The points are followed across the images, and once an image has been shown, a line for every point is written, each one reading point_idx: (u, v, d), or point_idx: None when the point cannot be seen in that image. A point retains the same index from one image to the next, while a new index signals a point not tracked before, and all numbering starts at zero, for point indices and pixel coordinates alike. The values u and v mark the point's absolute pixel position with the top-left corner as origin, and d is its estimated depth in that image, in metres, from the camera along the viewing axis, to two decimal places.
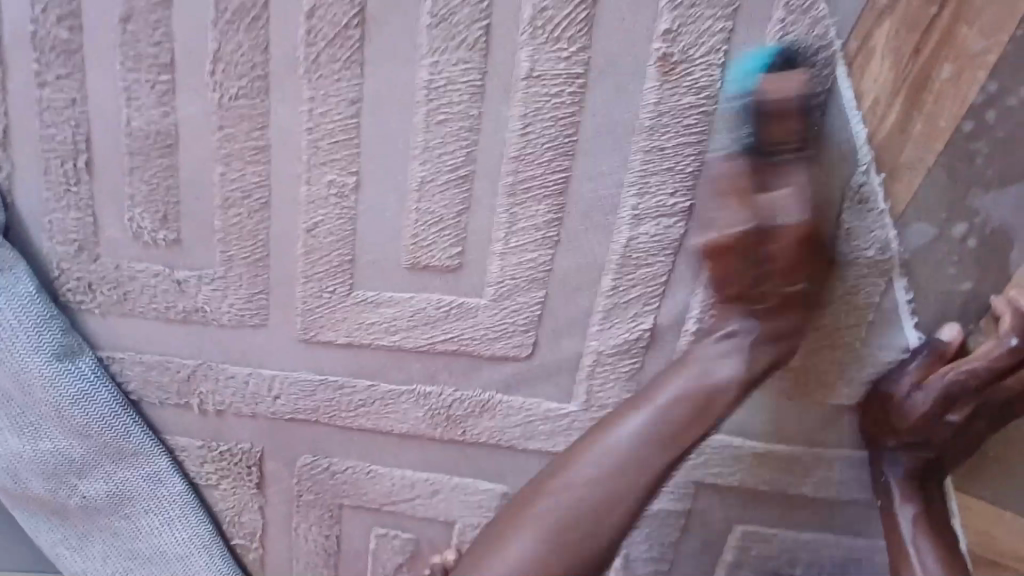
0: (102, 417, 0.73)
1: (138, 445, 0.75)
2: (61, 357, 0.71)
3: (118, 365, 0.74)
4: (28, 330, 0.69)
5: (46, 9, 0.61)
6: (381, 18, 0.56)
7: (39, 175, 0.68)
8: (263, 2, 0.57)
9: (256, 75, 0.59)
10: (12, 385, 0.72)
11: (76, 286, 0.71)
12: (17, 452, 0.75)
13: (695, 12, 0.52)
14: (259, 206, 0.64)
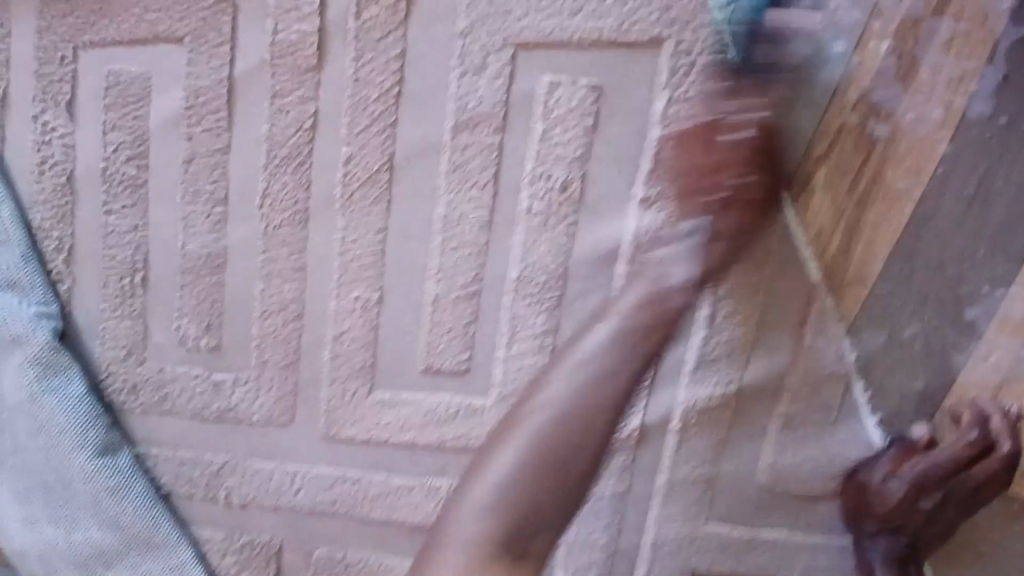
0: (134, 510, 0.80)
1: (165, 537, 0.80)
2: (102, 453, 0.78)
3: (152, 460, 0.81)
4: (75, 427, 0.77)
5: (120, 152, 0.73)
6: (405, 165, 0.68)
7: (97, 289, 0.77)
8: (308, 151, 0.69)
9: (299, 208, 0.70)
10: (56, 479, 0.79)
11: (121, 386, 0.79)
12: (54, 542, 0.82)
13: (662, 165, 0.63)
14: (293, 316, 0.73)
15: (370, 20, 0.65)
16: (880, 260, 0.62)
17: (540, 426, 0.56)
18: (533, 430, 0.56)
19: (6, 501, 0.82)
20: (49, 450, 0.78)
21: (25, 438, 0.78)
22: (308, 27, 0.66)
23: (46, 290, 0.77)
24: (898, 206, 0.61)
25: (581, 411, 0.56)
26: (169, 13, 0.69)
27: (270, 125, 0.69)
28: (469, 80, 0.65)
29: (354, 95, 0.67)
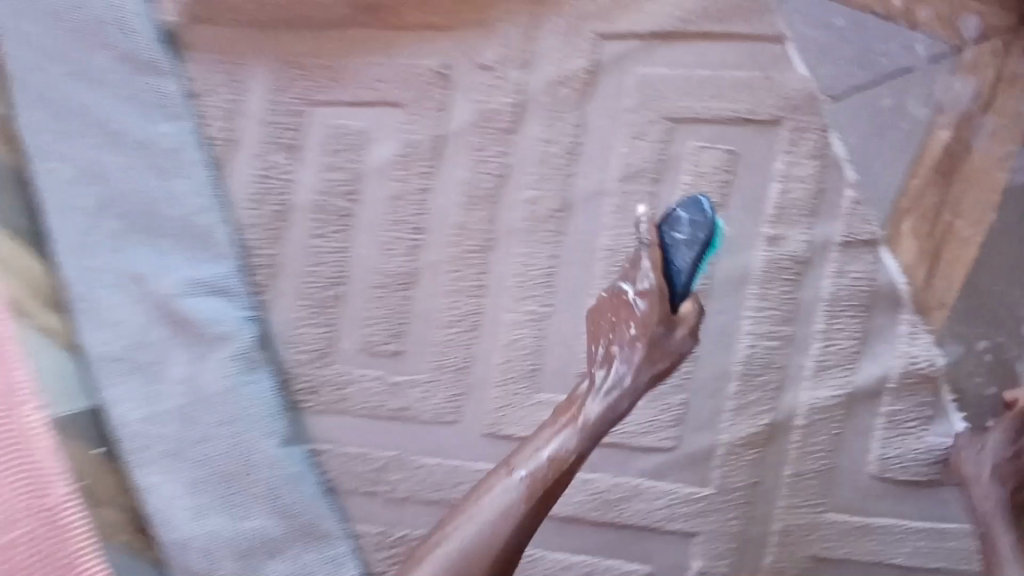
0: (307, 499, 0.91)
1: (330, 527, 0.91)
2: (288, 443, 0.90)
3: (323, 455, 0.93)
4: (270, 418, 0.90)
5: (337, 189, 0.90)
6: (578, 204, 0.85)
7: (294, 301, 0.91)
8: (499, 193, 0.87)
9: (486, 238, 0.87)
10: (240, 467, 0.90)
11: (305, 387, 0.92)
12: (221, 531, 0.90)
13: (786, 210, 0.82)
14: (472, 327, 0.88)
15: (561, 97, 0.85)
16: (954, 289, 0.80)
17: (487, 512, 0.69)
18: (537, 474, 0.70)
19: (177, 492, 0.89)
20: (237, 438, 0.90)
21: (215, 427, 0.90)
22: (510, 99, 0.86)
23: (251, 299, 0.92)
24: (965, 248, 0.80)
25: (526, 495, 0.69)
26: (394, 83, 0.87)
27: (470, 171, 0.87)
28: (634, 143, 0.84)
29: (541, 151, 0.86)
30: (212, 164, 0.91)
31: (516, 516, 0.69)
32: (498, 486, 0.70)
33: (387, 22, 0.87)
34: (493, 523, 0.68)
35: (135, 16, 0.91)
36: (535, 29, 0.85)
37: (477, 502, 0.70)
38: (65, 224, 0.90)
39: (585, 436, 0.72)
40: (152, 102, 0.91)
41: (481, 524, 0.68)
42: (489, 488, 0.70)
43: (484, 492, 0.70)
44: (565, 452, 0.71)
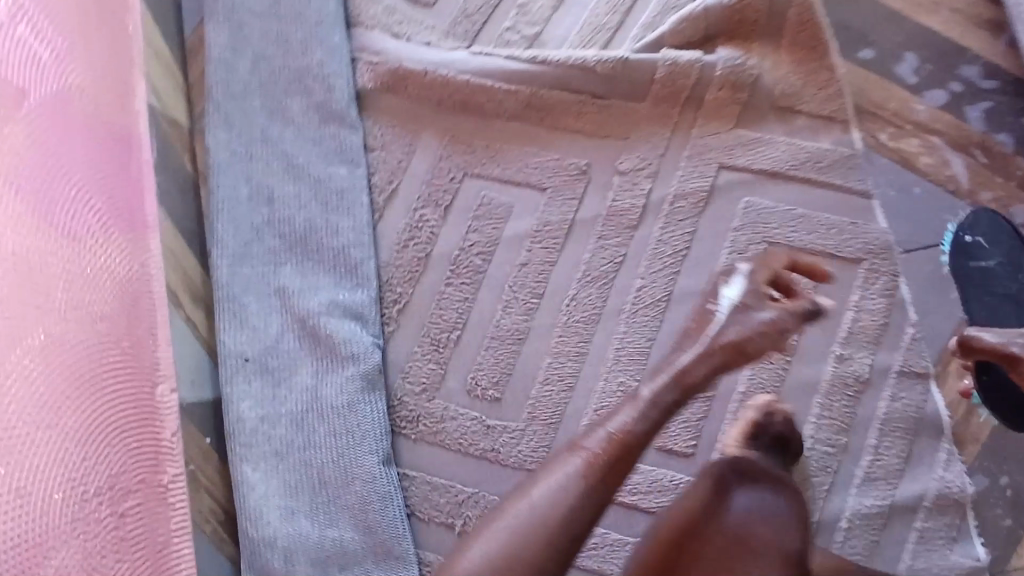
0: (390, 520, 0.93)
1: (404, 552, 0.93)
2: (385, 462, 0.96)
3: (409, 481, 0.98)
4: (375, 435, 0.96)
5: (473, 247, 1.04)
6: (679, 299, 0.99)
7: (415, 337, 1.02)
8: (613, 276, 1.01)
9: (595, 310, 1.00)
10: (337, 476, 0.94)
11: (408, 415, 0.99)
12: (304, 535, 0.92)
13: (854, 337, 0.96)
14: (567, 387, 0.98)
15: (679, 209, 1.02)
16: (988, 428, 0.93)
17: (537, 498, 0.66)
18: (600, 453, 0.66)
19: (275, 492, 0.94)
20: (343, 451, 0.95)
21: (324, 437, 0.95)
22: (637, 202, 1.02)
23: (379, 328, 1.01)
24: None
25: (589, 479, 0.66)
26: (542, 172, 1.05)
27: (591, 255, 1.02)
28: (734, 256, 1.00)
29: (655, 249, 1.01)
30: (371, 207, 1.06)
31: (569, 500, 0.65)
32: (568, 466, 0.67)
33: (542, 123, 1.06)
34: (549, 505, 0.65)
35: (336, 75, 1.08)
36: (665, 151, 1.04)
37: (526, 494, 0.67)
38: (236, 233, 1.04)
39: (650, 413, 0.67)
40: (332, 147, 1.07)
41: (534, 509, 0.65)
42: (544, 478, 0.67)
43: (526, 484, 0.68)
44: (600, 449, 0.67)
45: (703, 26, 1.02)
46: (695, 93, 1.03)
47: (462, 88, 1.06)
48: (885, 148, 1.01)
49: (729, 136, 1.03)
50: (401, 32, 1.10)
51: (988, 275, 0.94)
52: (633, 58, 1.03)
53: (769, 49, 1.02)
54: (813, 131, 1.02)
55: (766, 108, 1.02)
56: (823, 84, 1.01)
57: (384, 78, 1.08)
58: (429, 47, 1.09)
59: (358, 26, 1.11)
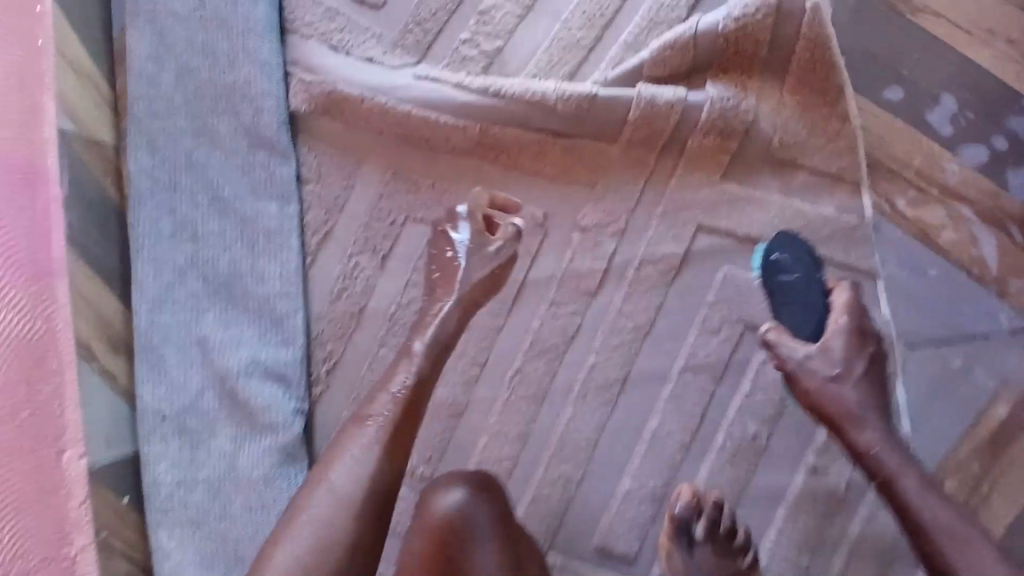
0: None
1: None
2: None
3: None
4: None
5: (410, 304, 0.93)
6: (635, 383, 0.87)
7: (345, 400, 0.94)
8: (564, 350, 0.89)
9: (540, 387, 0.89)
10: (252, 554, 0.90)
11: None
12: None
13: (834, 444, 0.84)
14: (505, 471, 0.89)
15: (645, 276, 0.87)
16: None
17: (333, 482, 0.73)
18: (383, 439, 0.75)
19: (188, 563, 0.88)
20: (259, 524, 0.90)
21: (239, 509, 0.90)
22: (597, 265, 0.88)
23: (305, 391, 0.93)
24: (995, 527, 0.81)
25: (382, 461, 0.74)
26: None
27: (540, 323, 0.89)
28: (704, 338, 0.86)
29: (614, 323, 0.88)
30: (303, 251, 0.95)
31: (368, 477, 0.73)
32: (355, 441, 0.75)
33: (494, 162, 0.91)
34: (356, 479, 0.73)
35: (265, 96, 0.94)
36: (636, 205, 0.88)
37: (325, 476, 0.73)
38: (157, 275, 0.95)
39: (422, 366, 0.79)
40: (261, 178, 0.95)
41: (339, 489, 0.72)
42: (331, 465, 0.74)
43: (325, 466, 0.74)
44: (428, 317, 0.82)
45: (690, 56, 0.83)
46: (673, 139, 0.86)
47: (406, 119, 0.92)
48: (905, 218, 0.83)
49: (712, 192, 0.86)
50: (342, 43, 0.94)
51: (795, 293, 0.78)
52: (603, 94, 0.86)
53: (771, 89, 0.84)
54: (816, 191, 0.84)
55: (761, 159, 0.85)
56: (833, 134, 0.83)
57: (318, 101, 0.94)
58: (371, 65, 0.94)
59: (294, 34, 0.96)
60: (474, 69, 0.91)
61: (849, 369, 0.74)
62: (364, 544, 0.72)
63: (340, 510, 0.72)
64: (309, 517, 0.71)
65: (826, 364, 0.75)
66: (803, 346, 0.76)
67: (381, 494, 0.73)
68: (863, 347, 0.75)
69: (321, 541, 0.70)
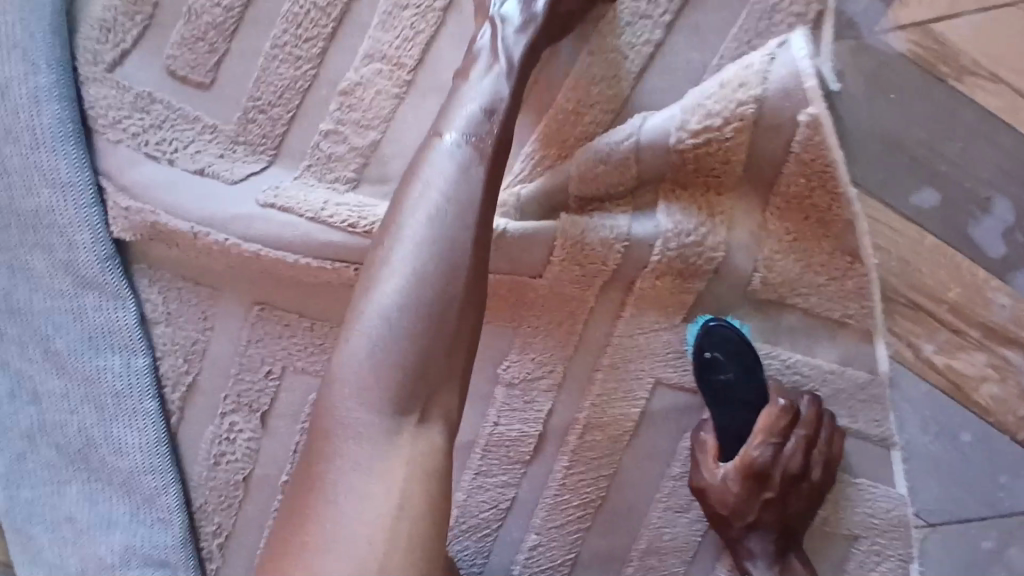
0: None
1: None
2: None
3: None
4: None
5: None
6: (587, 564, 0.71)
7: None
8: (497, 525, 0.72)
9: (473, 568, 0.73)
10: None
11: None
12: None
13: None
14: None
15: (592, 444, 0.68)
16: None
17: (371, 328, 0.47)
18: (429, 268, 0.47)
19: None
20: None
21: None
22: (530, 429, 0.69)
23: (195, 575, 0.76)
24: None
25: (450, 261, 0.47)
26: None
27: (466, 496, 0.71)
28: (670, 515, 0.68)
29: (556, 496, 0.70)
30: (164, 413, 0.75)
31: (465, 249, 0.48)
32: (396, 258, 0.48)
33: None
34: (418, 277, 0.47)
35: (77, 226, 0.71)
36: (574, 357, 0.67)
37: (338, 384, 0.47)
38: (2, 449, 0.77)
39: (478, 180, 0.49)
40: (97, 326, 0.74)
41: (407, 267, 0.47)
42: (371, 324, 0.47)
43: (334, 372, 0.47)
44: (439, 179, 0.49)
45: (634, 169, 0.61)
46: (612, 276, 0.64)
47: (256, 259, 0.70)
48: (929, 368, 0.63)
49: (672, 337, 0.65)
50: (164, 146, 0.70)
51: (729, 394, 0.63)
52: (513, 226, 0.63)
53: (734, 206, 0.62)
54: (807, 335, 0.64)
55: (732, 296, 0.64)
56: (823, 265, 0.62)
57: (144, 230, 0.71)
58: (202, 179, 0.70)
59: (99, 136, 0.71)
60: (346, 173, 0.69)
61: (745, 512, 0.62)
62: (429, 418, 0.47)
63: (393, 361, 0.46)
64: (344, 379, 0.46)
65: (722, 498, 0.63)
66: (704, 469, 0.64)
67: (470, 288, 0.48)
68: (760, 492, 0.62)
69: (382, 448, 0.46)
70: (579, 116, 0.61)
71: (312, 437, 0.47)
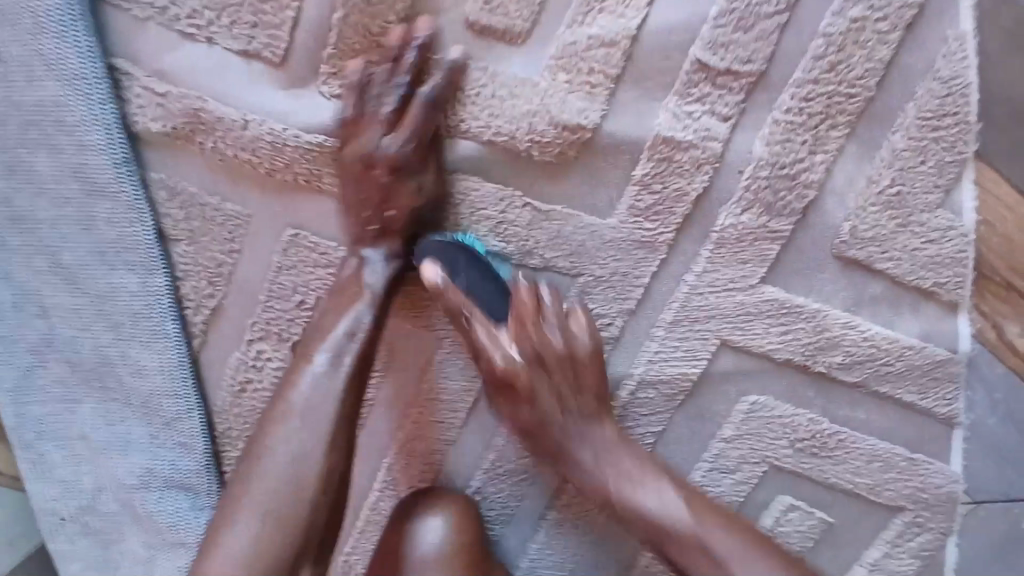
0: None
1: None
2: None
3: None
4: None
5: None
6: (623, 515, 0.70)
7: None
8: (535, 470, 0.70)
9: (507, 509, 0.72)
10: None
11: None
12: None
13: None
14: None
15: (644, 400, 0.66)
16: None
17: (353, 314, 0.61)
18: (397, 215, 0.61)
19: None
20: None
21: None
22: (580, 381, 0.66)
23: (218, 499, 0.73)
24: None
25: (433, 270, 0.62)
26: (441, 315, 0.67)
27: (506, 441, 0.70)
28: (716, 475, 0.67)
29: (599, 448, 0.68)
30: (184, 334, 0.70)
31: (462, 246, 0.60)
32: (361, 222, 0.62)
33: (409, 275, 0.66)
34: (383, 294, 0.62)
35: (90, 125, 0.64)
36: (636, 311, 0.64)
37: (315, 342, 0.61)
38: (8, 361, 0.71)
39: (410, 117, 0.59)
40: (111, 239, 0.67)
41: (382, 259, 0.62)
42: (318, 337, 0.61)
43: (309, 344, 0.61)
44: (361, 288, 0.62)
45: (741, 79, 0.58)
46: (691, 214, 0.61)
47: (308, 160, 0.64)
48: (1011, 351, 0.60)
49: (744, 297, 0.62)
50: (199, 19, 0.63)
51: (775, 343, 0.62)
52: (593, 144, 0.61)
53: (829, 157, 0.59)
54: (891, 304, 0.61)
55: (818, 253, 0.60)
56: (920, 230, 0.58)
57: (181, 122, 0.65)
58: (247, 62, 0.63)
59: (117, 11, 0.64)
60: None
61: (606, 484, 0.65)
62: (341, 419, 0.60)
63: (348, 349, 0.61)
64: (319, 354, 0.61)
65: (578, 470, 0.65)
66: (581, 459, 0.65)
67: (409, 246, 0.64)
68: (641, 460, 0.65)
69: (303, 449, 0.58)
70: (667, 33, 0.59)
71: (269, 416, 0.60)
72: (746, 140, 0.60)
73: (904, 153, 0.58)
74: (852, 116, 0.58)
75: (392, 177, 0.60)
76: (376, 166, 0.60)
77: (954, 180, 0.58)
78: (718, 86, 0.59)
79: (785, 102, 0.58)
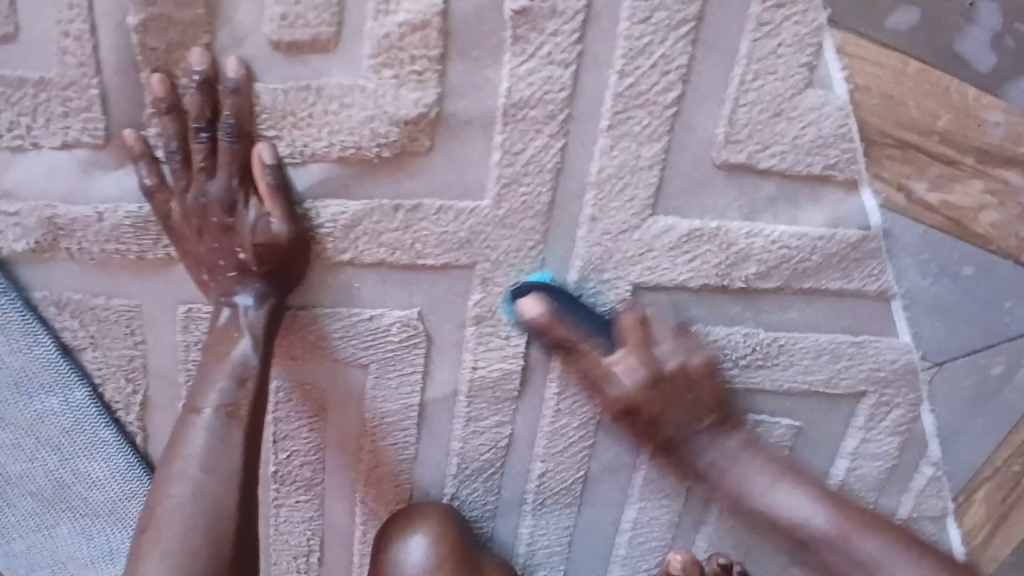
0: None
1: None
2: None
3: None
4: None
5: (292, 458, 0.70)
6: (599, 477, 0.70)
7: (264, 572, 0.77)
8: (501, 463, 0.69)
9: (489, 505, 0.71)
10: None
11: None
12: None
13: (847, 500, 0.68)
14: None
15: (580, 363, 0.64)
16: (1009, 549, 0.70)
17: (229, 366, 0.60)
18: (250, 260, 0.59)
19: None
20: None
21: None
22: (511, 365, 0.65)
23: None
24: None
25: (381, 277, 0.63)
26: (354, 342, 0.65)
27: (463, 443, 0.68)
28: (673, 414, 0.65)
29: (554, 423, 0.67)
30: (124, 435, 0.71)
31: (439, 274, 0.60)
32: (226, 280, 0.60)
33: (290, 314, 0.64)
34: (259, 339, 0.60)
35: None
36: (542, 275, 0.62)
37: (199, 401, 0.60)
38: None
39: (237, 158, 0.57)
40: (19, 369, 0.66)
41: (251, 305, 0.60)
42: (204, 392, 0.60)
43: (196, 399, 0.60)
44: (238, 331, 0.60)
45: (569, 16, 0.53)
46: (564, 170, 0.58)
47: (170, 228, 0.60)
48: (924, 208, 0.57)
49: (641, 233, 0.59)
50: (14, 129, 0.59)
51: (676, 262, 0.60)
52: (441, 128, 0.57)
53: (687, 72, 0.54)
54: (791, 197, 0.58)
55: (700, 170, 0.57)
56: (796, 117, 0.55)
57: (41, 235, 0.62)
58: (78, 155, 0.60)
59: None
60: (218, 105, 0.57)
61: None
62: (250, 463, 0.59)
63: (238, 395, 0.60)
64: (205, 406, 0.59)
65: None
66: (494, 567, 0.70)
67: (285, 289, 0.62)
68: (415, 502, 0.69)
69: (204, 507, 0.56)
70: None
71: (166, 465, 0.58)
72: (596, 78, 0.55)
73: (760, 42, 0.53)
74: (693, 19, 0.53)
75: (231, 216, 0.58)
76: (212, 213, 0.58)
77: (817, 52, 0.53)
78: (548, 30, 0.53)
79: (623, 28, 0.53)
